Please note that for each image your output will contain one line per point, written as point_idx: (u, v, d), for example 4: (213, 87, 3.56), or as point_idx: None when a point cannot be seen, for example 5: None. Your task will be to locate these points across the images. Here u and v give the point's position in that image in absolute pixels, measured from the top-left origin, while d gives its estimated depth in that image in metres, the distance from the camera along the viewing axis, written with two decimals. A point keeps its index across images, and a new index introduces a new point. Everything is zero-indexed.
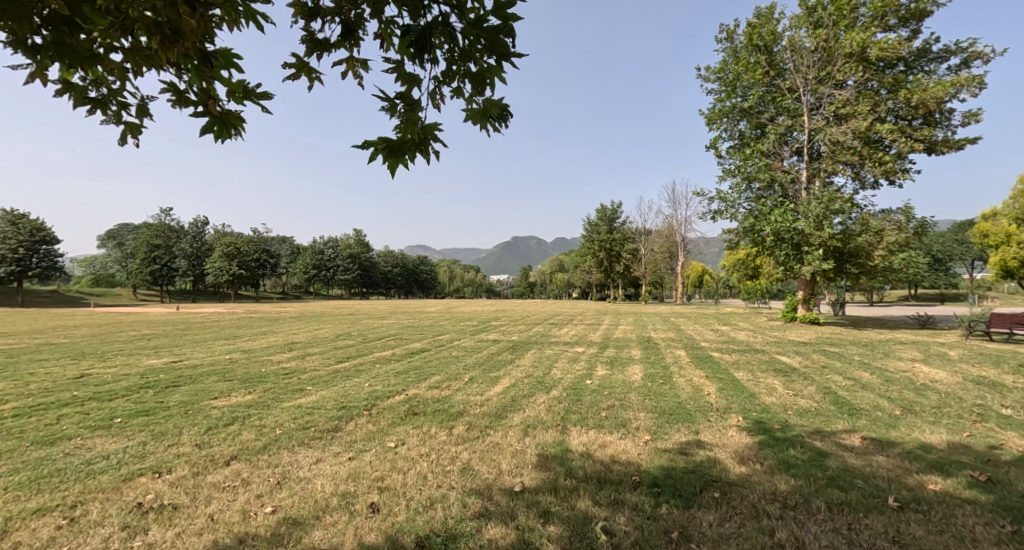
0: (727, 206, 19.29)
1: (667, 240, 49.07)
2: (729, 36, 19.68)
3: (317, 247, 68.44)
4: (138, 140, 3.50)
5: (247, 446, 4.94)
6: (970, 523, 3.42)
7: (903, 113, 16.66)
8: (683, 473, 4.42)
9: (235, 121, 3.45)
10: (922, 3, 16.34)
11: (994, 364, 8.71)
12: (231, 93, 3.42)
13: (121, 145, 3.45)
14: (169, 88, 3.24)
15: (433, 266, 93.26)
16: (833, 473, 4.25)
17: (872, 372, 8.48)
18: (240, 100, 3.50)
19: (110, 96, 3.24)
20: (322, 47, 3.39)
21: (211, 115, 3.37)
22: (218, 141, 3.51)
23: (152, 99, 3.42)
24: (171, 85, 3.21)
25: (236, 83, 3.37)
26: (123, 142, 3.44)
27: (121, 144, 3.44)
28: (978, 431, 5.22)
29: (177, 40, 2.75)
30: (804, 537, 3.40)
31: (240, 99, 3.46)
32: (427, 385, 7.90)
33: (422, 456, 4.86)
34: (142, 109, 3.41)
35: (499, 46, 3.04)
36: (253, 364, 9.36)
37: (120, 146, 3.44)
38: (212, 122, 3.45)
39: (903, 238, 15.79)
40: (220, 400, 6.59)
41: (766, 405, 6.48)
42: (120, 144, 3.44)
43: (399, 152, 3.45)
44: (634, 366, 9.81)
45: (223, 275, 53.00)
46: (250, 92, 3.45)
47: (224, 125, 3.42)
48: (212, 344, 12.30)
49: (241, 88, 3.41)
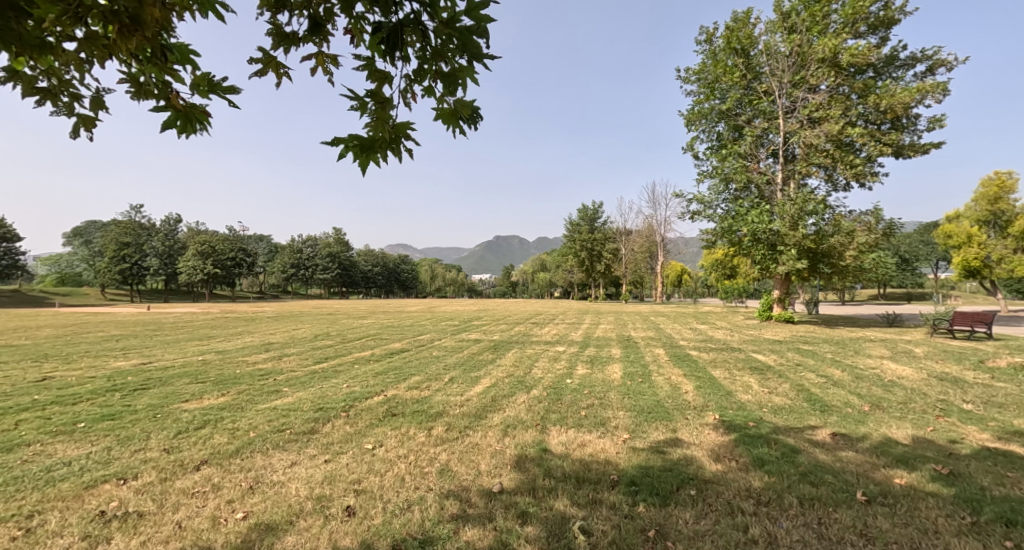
0: (705, 206, 19.59)
1: (647, 240, 49.69)
2: (708, 38, 19.96)
3: (296, 246, 67.35)
4: (92, 133, 3.37)
5: (219, 450, 4.82)
6: (932, 515, 3.53)
7: (873, 117, 17.16)
8: (660, 471, 4.47)
9: (200, 115, 3.35)
10: (889, 12, 16.91)
11: (956, 361, 9.04)
12: (195, 87, 3.31)
13: (75, 138, 3.31)
14: (127, 79, 3.12)
15: (413, 264, 92.54)
16: (804, 469, 4.35)
17: (843, 369, 8.72)
18: (205, 94, 3.39)
19: (63, 87, 3.12)
20: (290, 41, 3.31)
21: (174, 109, 3.27)
22: (181, 136, 3.39)
23: (108, 90, 3.30)
24: (129, 76, 3.10)
25: (199, 76, 3.27)
26: (77, 135, 3.31)
27: (74, 137, 3.30)
28: (941, 425, 5.41)
29: (135, 29, 2.64)
30: (776, 532, 3.47)
31: (205, 93, 3.36)
32: (406, 385, 7.82)
33: (400, 458, 4.82)
34: (97, 101, 3.28)
35: (472, 47, 3.03)
36: (228, 365, 9.13)
37: (73, 139, 3.30)
38: (175, 116, 3.34)
39: (872, 239, 16.32)
40: (191, 403, 6.41)
41: (742, 403, 6.61)
42: (73, 137, 3.30)
43: (369, 150, 3.40)
44: (614, 365, 9.86)
45: (197, 274, 51.65)
46: (216, 86, 3.35)
47: (187, 121, 3.31)
48: (184, 345, 11.97)
49: (205, 81, 3.31)
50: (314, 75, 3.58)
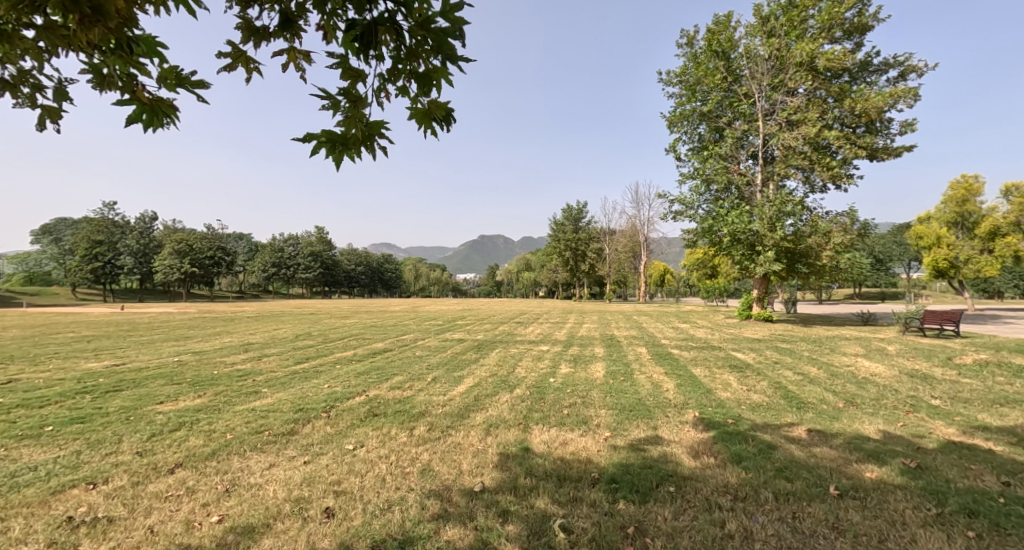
0: (687, 207, 19.82)
1: (631, 240, 50.10)
2: (689, 41, 20.20)
3: (277, 245, 66.31)
4: (54, 125, 3.27)
5: (195, 452, 4.72)
6: (900, 507, 3.64)
7: (848, 121, 17.57)
8: (640, 468, 4.52)
9: (168, 109, 3.27)
10: (864, 18, 17.36)
11: (926, 358, 9.32)
12: (162, 80, 3.23)
13: (37, 130, 3.21)
14: (90, 70, 3.04)
15: (397, 263, 91.82)
16: (780, 465, 4.44)
17: (819, 367, 8.92)
18: (172, 88, 3.31)
19: (22, 77, 3.03)
20: (261, 36, 3.26)
21: (140, 102, 3.19)
22: (147, 130, 3.30)
23: (71, 82, 3.21)
24: (93, 68, 3.03)
25: (166, 69, 3.19)
26: (38, 127, 3.21)
27: (35, 129, 3.20)
28: (910, 420, 5.58)
29: (96, 20, 2.58)
30: (752, 527, 3.53)
31: (172, 87, 3.28)
32: (388, 386, 7.77)
33: (381, 458, 4.78)
34: (60, 92, 3.19)
35: (447, 48, 3.05)
36: (205, 366, 8.95)
37: (34, 131, 3.21)
38: (141, 110, 3.25)
39: (848, 240, 16.72)
40: (166, 404, 6.27)
41: (722, 401, 6.72)
42: (34, 128, 3.20)
43: (342, 147, 3.38)
44: (597, 364, 9.93)
45: (173, 273, 50.43)
46: (184, 79, 3.27)
47: (154, 114, 3.23)
48: (158, 346, 11.68)
49: (173, 74, 3.23)
50: (284, 70, 3.53)
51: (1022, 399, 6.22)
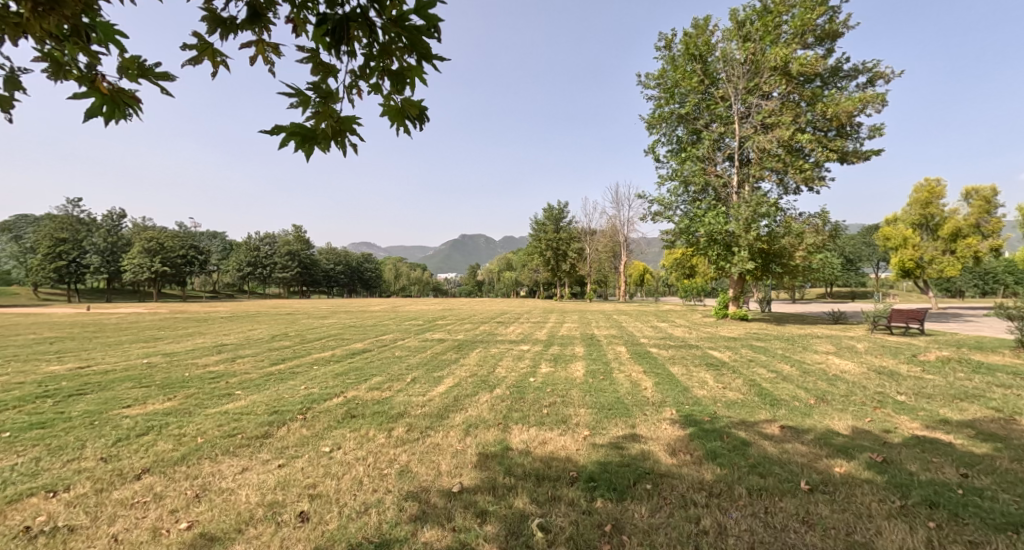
0: (665, 208, 20.06)
1: (611, 240, 50.54)
2: (668, 44, 20.45)
3: (252, 243, 64.85)
4: (6, 116, 3.13)
5: (163, 457, 4.58)
6: (867, 501, 3.75)
7: (821, 125, 18.08)
8: (618, 466, 4.56)
9: (129, 100, 3.16)
10: (834, 25, 17.89)
11: (893, 355, 9.65)
12: (123, 70, 3.13)
13: None
14: (44, 59, 2.91)
15: (376, 262, 90.83)
16: (753, 461, 4.54)
17: (791, 365, 9.15)
18: (134, 79, 3.20)
19: None
20: (227, 27, 3.18)
21: (98, 94, 3.07)
22: (107, 124, 3.18)
23: (25, 71, 3.08)
24: (48, 56, 2.91)
25: (127, 59, 3.08)
26: None
27: None
28: (877, 416, 5.77)
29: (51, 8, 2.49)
30: (726, 523, 3.60)
31: (134, 77, 3.18)
32: (366, 386, 7.67)
33: (359, 460, 4.71)
34: (13, 82, 3.05)
35: (420, 46, 3.09)
36: (176, 368, 8.68)
37: None
38: (100, 102, 3.13)
39: (819, 241, 17.20)
40: (133, 408, 6.07)
41: (698, 398, 6.83)
42: None
43: (312, 140, 3.35)
44: (577, 363, 9.98)
45: (143, 272, 48.79)
46: (147, 70, 3.17)
47: (114, 106, 3.11)
48: (126, 348, 11.28)
49: (134, 65, 3.13)
50: (253, 63, 3.46)
51: (980, 394, 6.49)
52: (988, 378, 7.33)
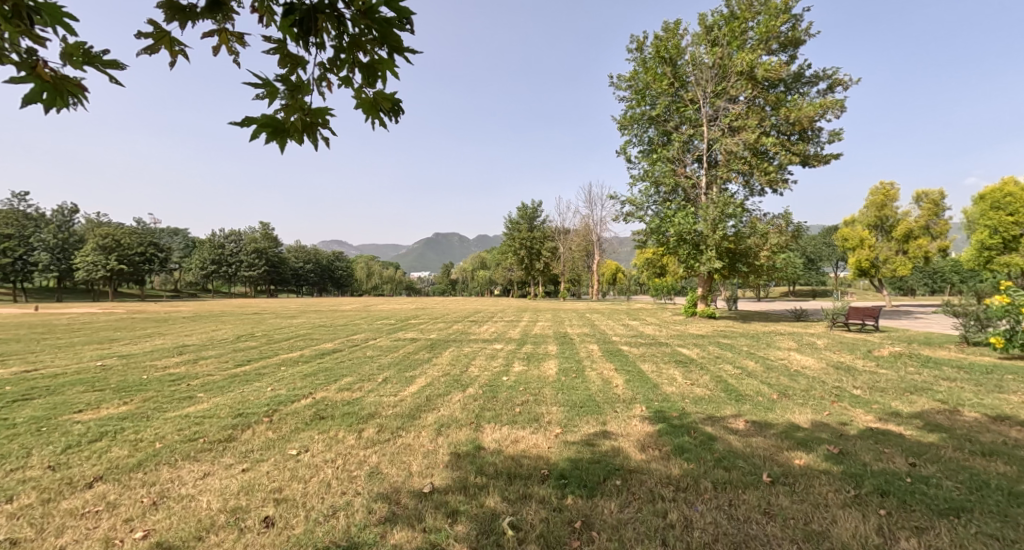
0: (637, 208, 20.37)
1: (584, 239, 51.06)
2: (639, 47, 20.73)
3: (216, 241, 62.68)
4: None
5: (118, 464, 4.38)
6: (823, 491, 3.91)
7: (784, 129, 18.70)
8: (589, 463, 4.61)
9: (74, 88, 3.00)
10: (796, 33, 18.52)
11: (850, 351, 10.09)
12: (68, 56, 2.97)
13: None
14: None
15: (347, 261, 89.22)
16: (719, 455, 4.66)
17: (756, 361, 9.45)
18: (80, 65, 3.04)
19: None
20: (186, 15, 3.06)
21: (41, 80, 2.91)
22: (49, 112, 3.01)
23: None
24: None
25: (73, 45, 2.93)
26: None
27: None
28: (834, 409, 6.01)
29: None
30: (692, 516, 3.68)
31: (79, 64, 3.02)
32: (336, 387, 7.52)
33: (327, 463, 4.62)
34: None
35: (392, 39, 3.07)
36: (133, 371, 8.32)
37: None
38: (40, 89, 2.96)
39: (783, 241, 17.81)
40: (85, 413, 5.78)
41: (667, 395, 6.98)
42: None
43: (282, 133, 3.27)
44: (550, 362, 10.03)
45: (97, 270, 46.51)
46: (94, 57, 3.02)
47: (58, 94, 2.95)
48: (79, 349, 10.74)
49: (80, 51, 2.97)
50: (215, 53, 3.35)
51: (928, 387, 6.84)
52: (936, 372, 7.72)
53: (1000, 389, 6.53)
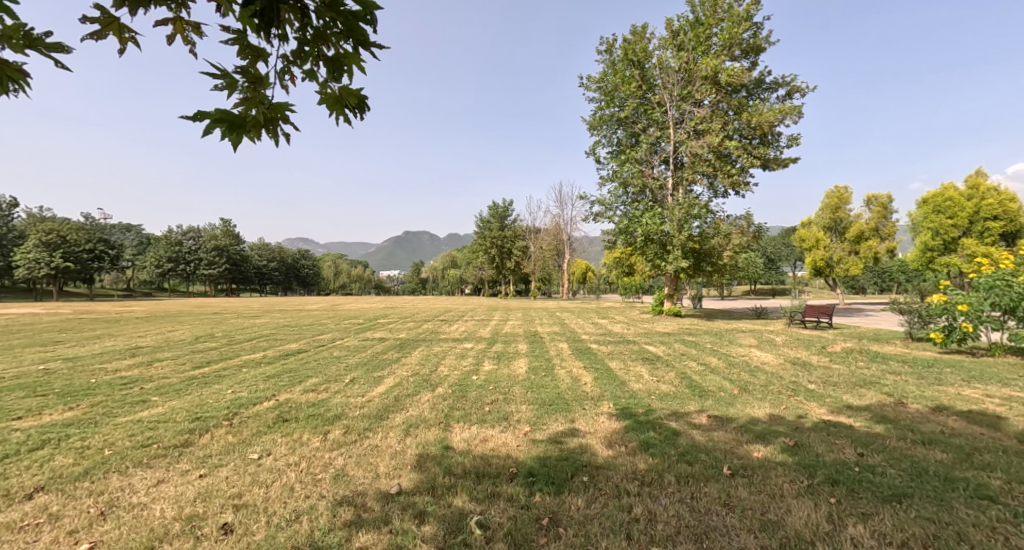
0: (606, 208, 20.67)
1: (554, 238, 51.47)
2: (608, 49, 21.03)
3: (173, 238, 60.08)
4: None
5: (62, 473, 4.16)
6: (779, 482, 4.06)
7: (746, 133, 19.34)
8: (556, 461, 4.65)
9: (15, 73, 2.83)
10: (757, 40, 19.18)
11: (806, 347, 10.54)
12: (7, 39, 2.79)
13: None
14: None
15: (314, 259, 87.13)
16: (682, 450, 4.78)
17: (719, 358, 9.75)
18: (21, 48, 2.87)
19: None
20: (137, 2, 2.93)
21: None
22: None
23: None
24: None
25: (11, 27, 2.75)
26: None
27: None
28: (791, 403, 6.27)
29: None
30: (656, 509, 3.77)
31: (20, 47, 2.84)
32: (301, 388, 7.34)
33: (290, 466, 4.50)
34: None
35: (358, 33, 3.02)
36: (80, 374, 7.88)
37: None
38: None
39: (744, 241, 18.40)
40: (26, 420, 5.45)
41: (634, 392, 7.11)
42: None
43: (240, 128, 3.17)
44: (520, 361, 10.06)
45: (40, 268, 43.78)
46: (36, 40, 2.85)
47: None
48: (21, 352, 10.11)
49: (20, 34, 2.80)
50: (169, 42, 3.21)
51: (877, 380, 7.22)
52: (883, 366, 8.15)
53: (940, 382, 6.95)
